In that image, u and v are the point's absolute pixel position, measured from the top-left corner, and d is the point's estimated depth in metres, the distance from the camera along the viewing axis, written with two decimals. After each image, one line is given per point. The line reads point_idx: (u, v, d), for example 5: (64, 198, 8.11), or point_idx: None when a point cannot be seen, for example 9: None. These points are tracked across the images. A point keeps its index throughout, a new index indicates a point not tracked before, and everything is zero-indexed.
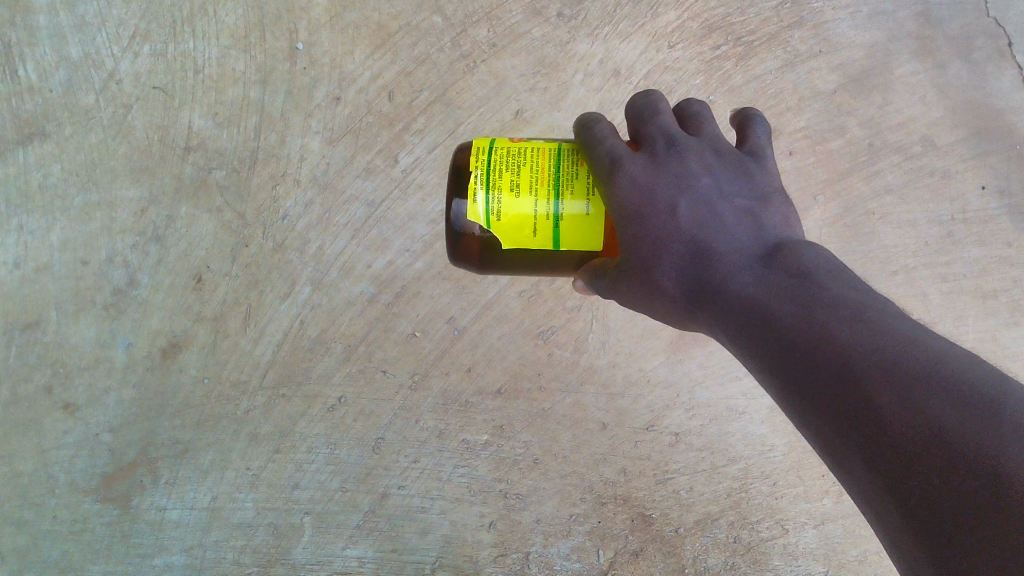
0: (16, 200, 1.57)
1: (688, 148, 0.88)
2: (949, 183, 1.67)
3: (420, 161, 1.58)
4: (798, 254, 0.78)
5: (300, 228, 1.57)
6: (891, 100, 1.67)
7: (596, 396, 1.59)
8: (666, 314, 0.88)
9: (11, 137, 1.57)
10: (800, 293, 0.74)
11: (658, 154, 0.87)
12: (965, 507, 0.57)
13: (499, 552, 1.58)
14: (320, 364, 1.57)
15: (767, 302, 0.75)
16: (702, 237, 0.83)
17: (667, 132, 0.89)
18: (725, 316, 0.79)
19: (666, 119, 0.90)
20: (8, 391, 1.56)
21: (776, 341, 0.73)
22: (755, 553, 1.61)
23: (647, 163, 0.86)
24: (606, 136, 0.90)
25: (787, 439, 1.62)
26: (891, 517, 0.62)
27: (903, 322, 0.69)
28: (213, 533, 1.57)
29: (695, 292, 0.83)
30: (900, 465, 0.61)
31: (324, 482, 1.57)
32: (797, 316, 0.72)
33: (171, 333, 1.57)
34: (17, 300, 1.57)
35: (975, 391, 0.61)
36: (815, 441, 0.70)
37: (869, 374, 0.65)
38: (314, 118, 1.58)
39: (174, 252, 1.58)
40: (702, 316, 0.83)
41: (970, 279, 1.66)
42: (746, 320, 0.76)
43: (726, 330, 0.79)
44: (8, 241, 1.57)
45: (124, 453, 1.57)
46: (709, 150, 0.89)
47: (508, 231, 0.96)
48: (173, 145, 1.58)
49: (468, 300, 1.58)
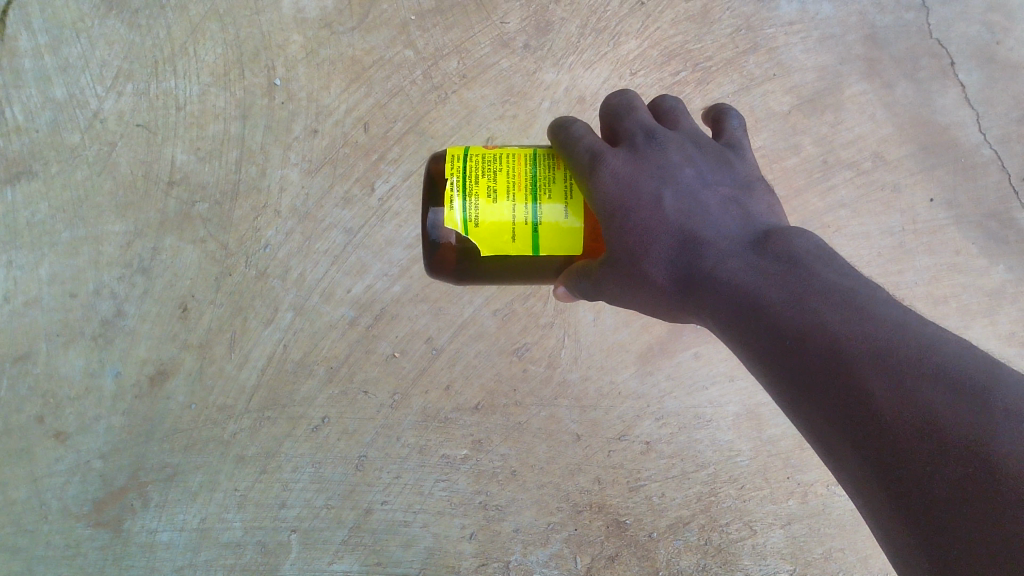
0: (5, 236, 1.65)
1: (667, 142, 0.98)
2: (898, 196, 1.78)
3: (395, 189, 1.68)
4: (787, 243, 0.86)
5: (281, 256, 1.66)
6: (841, 119, 1.79)
7: (570, 409, 1.68)
8: (658, 305, 0.96)
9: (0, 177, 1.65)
10: (792, 283, 0.81)
11: (639, 148, 0.97)
12: (952, 488, 0.63)
13: (480, 561, 1.65)
14: (303, 387, 1.65)
15: (759, 293, 0.82)
16: (691, 227, 0.91)
17: (646, 127, 0.99)
18: (716, 306, 0.86)
19: (641, 115, 1.01)
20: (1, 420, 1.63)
21: (770, 332, 0.80)
22: (725, 554, 1.69)
23: (629, 157, 0.96)
24: (583, 135, 1.00)
25: (753, 444, 1.71)
26: (876, 496, 0.68)
27: (892, 308, 0.75)
28: (203, 553, 1.64)
29: (683, 281, 0.91)
30: (888, 444, 0.67)
31: (310, 499, 1.64)
32: (788, 306, 0.79)
33: (158, 361, 1.65)
34: (7, 332, 1.64)
35: (966, 376, 0.67)
36: (805, 422, 0.76)
37: (859, 358, 0.71)
38: (293, 150, 1.68)
39: (160, 282, 1.66)
40: (692, 304, 0.91)
41: (920, 287, 1.77)
42: (739, 310, 0.84)
43: (720, 321, 0.86)
44: None
45: (114, 477, 1.64)
46: (688, 142, 0.99)
47: (486, 234, 1.04)
48: (157, 179, 1.67)
49: (444, 321, 1.67)
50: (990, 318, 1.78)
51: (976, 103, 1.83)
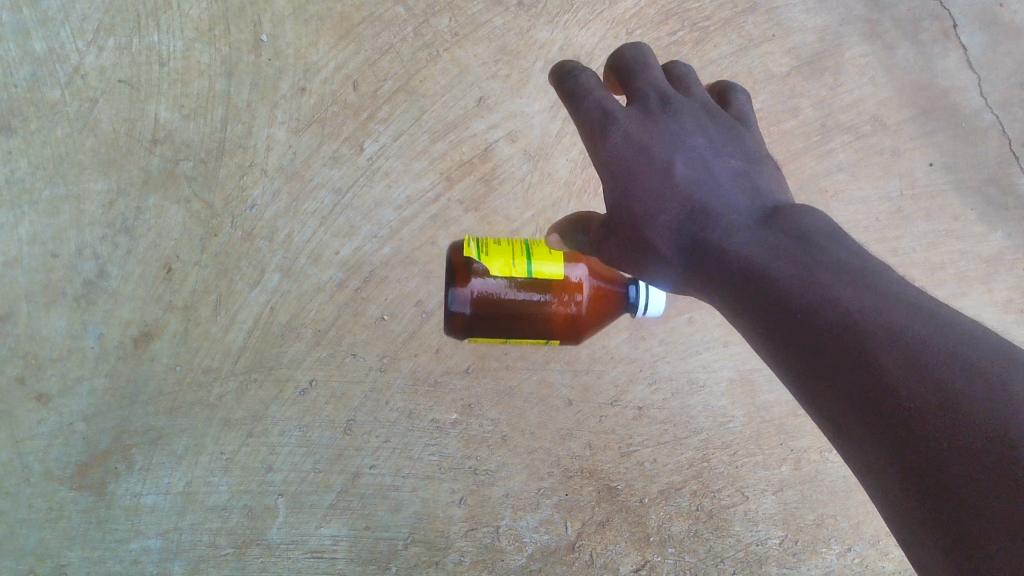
0: None
1: (680, 107, 0.93)
2: (897, 160, 1.74)
3: (385, 149, 1.63)
4: (797, 216, 0.81)
5: (268, 217, 1.62)
6: (841, 82, 1.74)
7: (562, 373, 1.65)
8: (658, 278, 0.91)
9: None
10: (800, 254, 0.76)
11: (651, 112, 0.92)
12: (968, 467, 0.58)
13: (469, 526, 1.62)
14: (290, 349, 1.61)
15: (766, 263, 0.77)
16: (700, 197, 0.87)
17: (659, 89, 0.93)
18: (720, 276, 0.81)
19: (655, 76, 0.95)
20: None
21: (775, 304, 0.74)
22: (717, 520, 1.67)
23: (640, 119, 0.91)
24: (592, 89, 0.93)
25: (746, 410, 1.69)
26: (885, 476, 0.63)
27: (905, 285, 0.70)
28: (189, 516, 1.59)
29: (686, 250, 0.86)
30: (899, 422, 0.62)
31: (297, 463, 1.61)
32: (798, 278, 0.74)
33: (143, 323, 1.60)
34: None
35: (985, 355, 0.62)
36: (807, 399, 0.71)
37: (871, 331, 0.66)
38: (280, 109, 1.63)
39: (143, 242, 1.61)
40: (695, 276, 0.86)
41: (918, 253, 1.73)
42: (744, 281, 0.78)
43: (721, 293, 0.81)
44: None
45: (97, 440, 1.59)
46: (701, 111, 0.94)
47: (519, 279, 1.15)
48: (140, 137, 1.61)
49: (434, 284, 1.64)
50: (988, 284, 1.75)
51: (977, 67, 1.78)
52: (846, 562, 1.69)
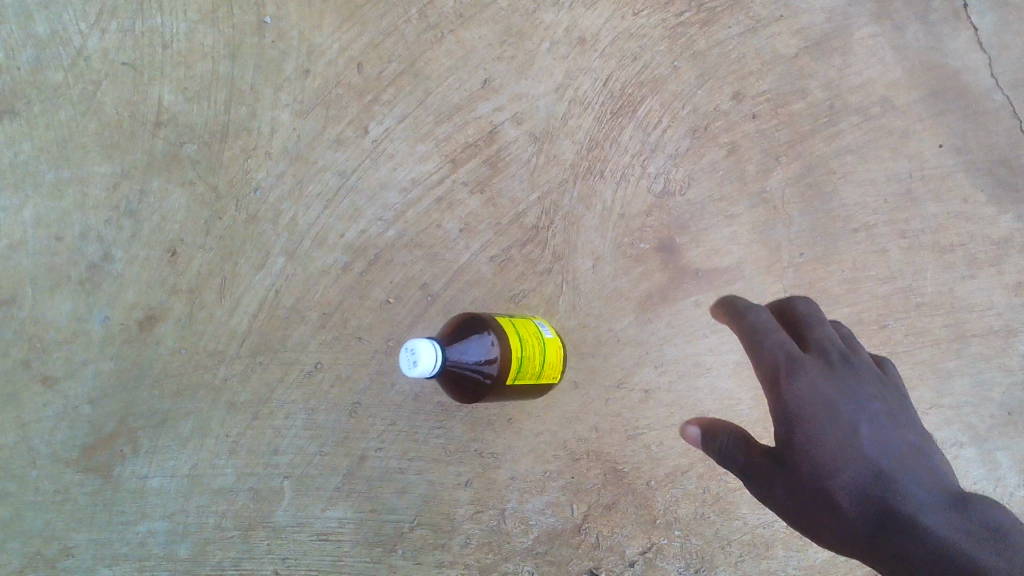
0: None
1: (860, 365, 0.99)
2: (906, 142, 1.72)
3: (390, 132, 1.62)
4: (981, 508, 0.84)
5: (272, 199, 1.60)
6: (850, 63, 1.71)
7: (569, 356, 1.63)
8: (772, 467, 0.96)
9: None
10: (966, 545, 0.80)
11: (834, 365, 0.98)
12: None
13: (476, 509, 1.65)
14: (295, 332, 1.60)
15: (927, 537, 0.82)
16: (838, 411, 0.94)
17: (840, 346, 0.99)
18: (849, 480, 0.89)
19: (826, 328, 1.01)
20: None
21: (921, 561, 0.81)
22: (722, 502, 1.70)
23: (823, 369, 0.97)
24: (768, 327, 1.00)
25: (753, 392, 1.69)
26: None
27: None
28: (195, 499, 1.60)
29: (824, 465, 0.92)
30: None
31: (303, 446, 1.61)
32: (942, 552, 0.80)
33: (148, 306, 1.58)
34: None
35: None
36: None
37: None
38: (284, 91, 1.60)
39: (148, 226, 1.59)
40: (833, 470, 0.91)
41: (927, 235, 1.72)
42: (901, 543, 0.84)
43: (847, 491, 0.89)
44: None
45: (104, 423, 1.58)
46: (878, 377, 0.99)
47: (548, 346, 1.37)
48: (144, 120, 1.58)
49: (440, 267, 1.62)
50: (997, 266, 1.74)
51: (988, 47, 1.74)
52: None
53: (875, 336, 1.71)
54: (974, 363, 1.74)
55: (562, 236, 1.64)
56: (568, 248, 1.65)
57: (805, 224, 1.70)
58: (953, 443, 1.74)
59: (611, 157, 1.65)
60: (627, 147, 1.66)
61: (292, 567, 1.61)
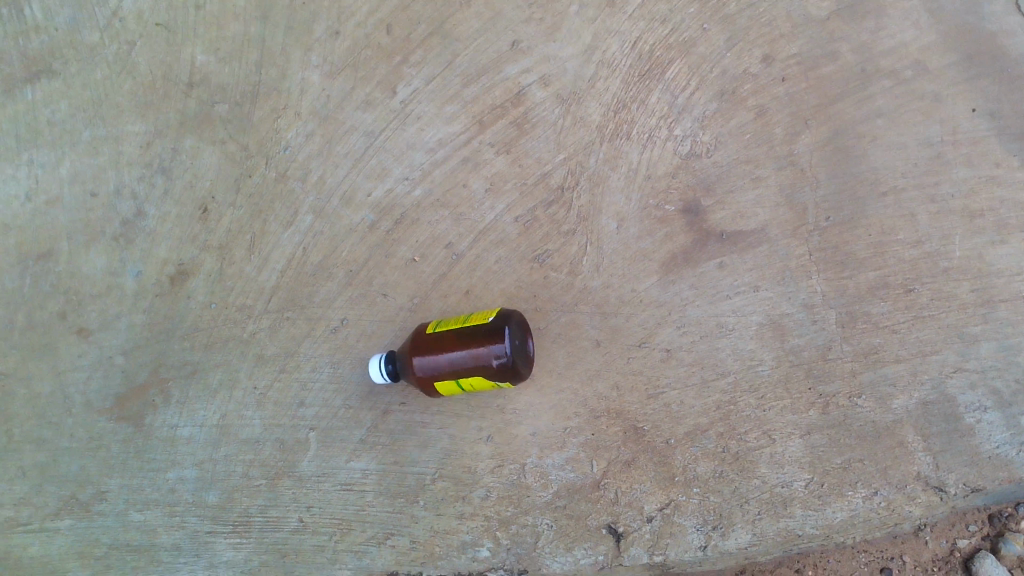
0: (26, 136, 1.61)
1: None
2: (938, 106, 1.67)
3: (418, 92, 1.63)
4: None
5: (301, 158, 1.63)
6: (883, 26, 1.67)
7: (591, 315, 1.65)
8: None
9: (20, 75, 1.60)
10: None
11: None
12: None
13: (496, 463, 1.65)
14: (322, 289, 1.64)
15: None
16: None
17: None
18: None
19: None
20: (24, 315, 1.62)
21: None
22: (742, 462, 1.67)
23: None
24: None
25: (775, 354, 1.67)
26: None
27: None
28: (224, 448, 1.64)
29: None
30: None
31: (328, 399, 1.64)
32: None
33: (179, 261, 1.63)
34: (29, 231, 1.62)
35: None
36: None
37: None
38: (314, 52, 1.62)
39: (180, 183, 1.63)
40: None
41: (957, 200, 1.67)
42: None
43: None
44: (19, 174, 1.62)
45: (136, 374, 1.63)
46: None
47: (518, 360, 1.36)
48: (176, 80, 1.62)
49: (465, 227, 1.64)
50: None
51: None
52: (871, 505, 1.67)
53: (900, 300, 1.66)
54: (1002, 329, 1.66)
55: (587, 196, 1.64)
56: (593, 209, 1.65)
57: (833, 189, 1.67)
58: (976, 407, 1.67)
59: (638, 120, 1.65)
60: (654, 109, 1.65)
61: (316, 516, 1.64)
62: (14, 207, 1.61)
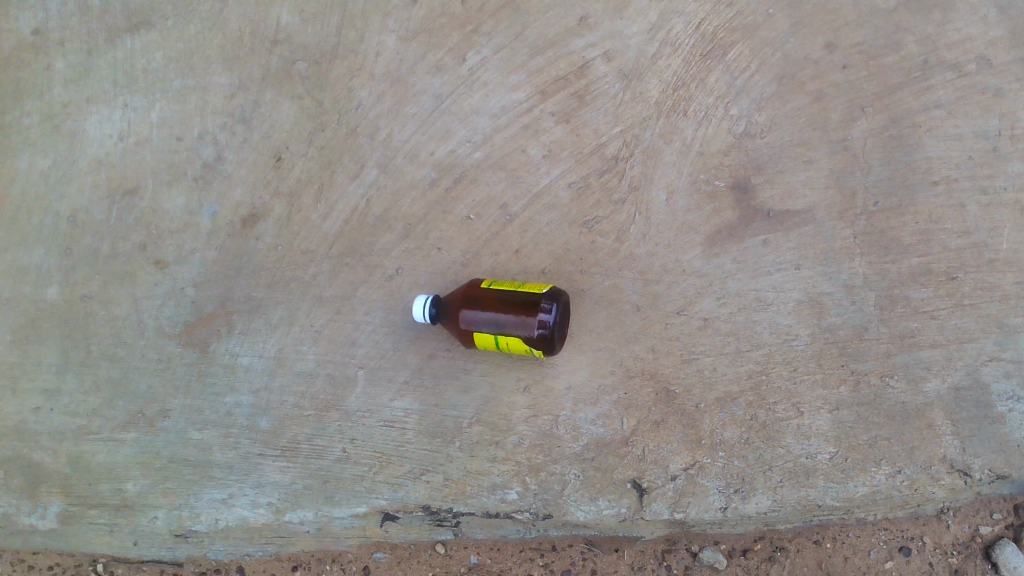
0: (122, 83, 1.47)
1: None
2: (1000, 101, 1.39)
3: (486, 61, 1.43)
4: None
5: (372, 116, 1.46)
6: (950, 19, 1.38)
7: (634, 279, 1.44)
8: None
9: (122, 26, 1.46)
10: None
11: None
12: None
13: (530, 414, 1.47)
14: (381, 240, 1.48)
15: None
16: None
17: None
18: None
19: None
20: (108, 242, 1.50)
21: None
22: (769, 431, 1.45)
23: None
24: None
25: (812, 331, 1.43)
26: None
27: None
28: (279, 379, 1.50)
29: None
30: None
31: (379, 341, 1.49)
32: None
33: (251, 204, 1.48)
34: (119, 168, 1.49)
35: None
36: None
37: None
38: (393, 17, 1.44)
39: (258, 133, 1.48)
40: None
41: (1012, 193, 1.40)
42: None
43: None
44: (114, 115, 1.48)
45: (203, 305, 1.51)
46: None
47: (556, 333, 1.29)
48: (264, 39, 1.46)
49: (522, 189, 1.44)
50: None
51: None
52: (894, 483, 1.44)
53: (941, 288, 1.41)
54: None
55: (640, 165, 1.42)
56: (645, 178, 1.43)
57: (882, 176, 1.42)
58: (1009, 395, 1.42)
59: (695, 98, 1.41)
60: (713, 89, 1.41)
61: (359, 447, 1.49)
62: (105, 144, 1.49)
